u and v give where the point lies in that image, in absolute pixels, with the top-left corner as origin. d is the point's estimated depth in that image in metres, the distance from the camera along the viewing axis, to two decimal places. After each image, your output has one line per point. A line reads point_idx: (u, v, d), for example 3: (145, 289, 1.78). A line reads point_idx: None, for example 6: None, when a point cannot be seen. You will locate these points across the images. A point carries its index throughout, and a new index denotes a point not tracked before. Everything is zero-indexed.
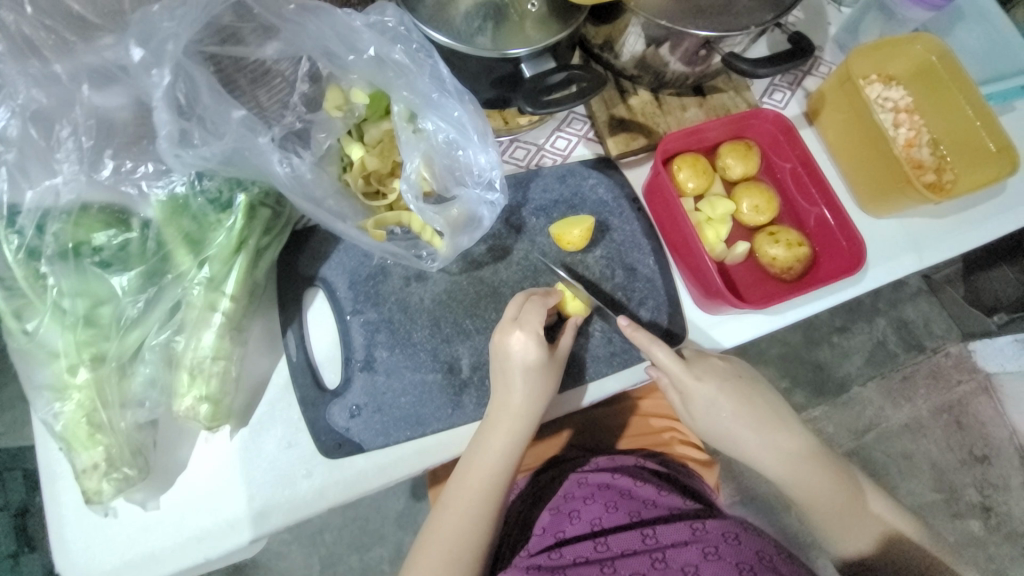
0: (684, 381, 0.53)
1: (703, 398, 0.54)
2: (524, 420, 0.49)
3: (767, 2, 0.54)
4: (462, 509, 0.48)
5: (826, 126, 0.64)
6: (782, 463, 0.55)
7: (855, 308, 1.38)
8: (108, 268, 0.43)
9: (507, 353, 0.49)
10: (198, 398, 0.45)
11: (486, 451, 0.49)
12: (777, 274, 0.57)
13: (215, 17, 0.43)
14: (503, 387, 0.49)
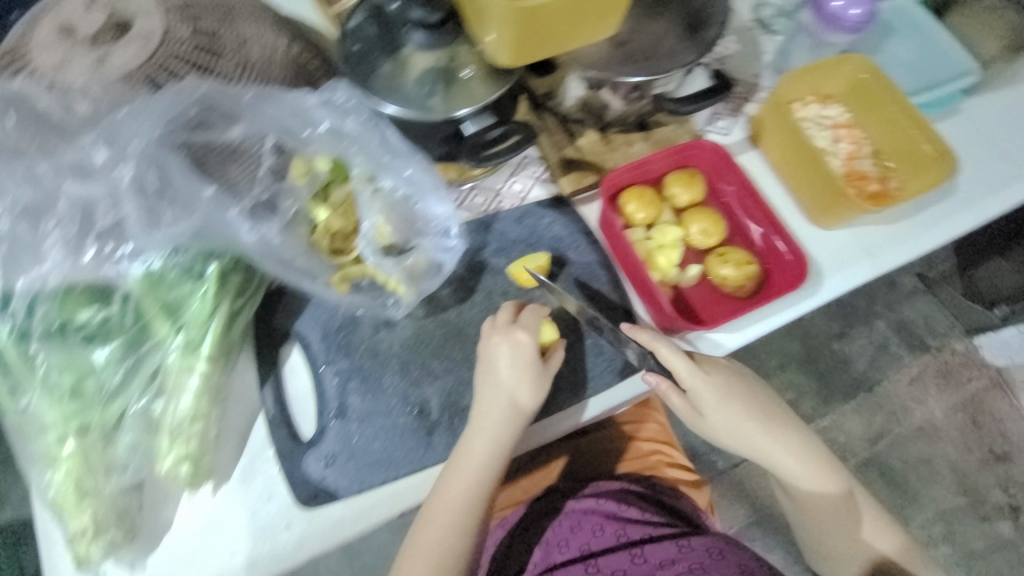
0: (698, 386, 0.56)
1: (714, 398, 0.57)
2: (498, 422, 0.51)
3: (690, 45, 0.59)
4: (451, 506, 0.50)
5: (770, 147, 0.67)
6: (788, 463, 0.60)
7: (852, 313, 1.37)
8: (91, 342, 0.47)
9: (495, 361, 0.52)
10: (178, 458, 0.47)
11: (466, 453, 0.50)
12: (730, 292, 0.60)
13: (182, 112, 0.47)
14: (491, 395, 0.52)
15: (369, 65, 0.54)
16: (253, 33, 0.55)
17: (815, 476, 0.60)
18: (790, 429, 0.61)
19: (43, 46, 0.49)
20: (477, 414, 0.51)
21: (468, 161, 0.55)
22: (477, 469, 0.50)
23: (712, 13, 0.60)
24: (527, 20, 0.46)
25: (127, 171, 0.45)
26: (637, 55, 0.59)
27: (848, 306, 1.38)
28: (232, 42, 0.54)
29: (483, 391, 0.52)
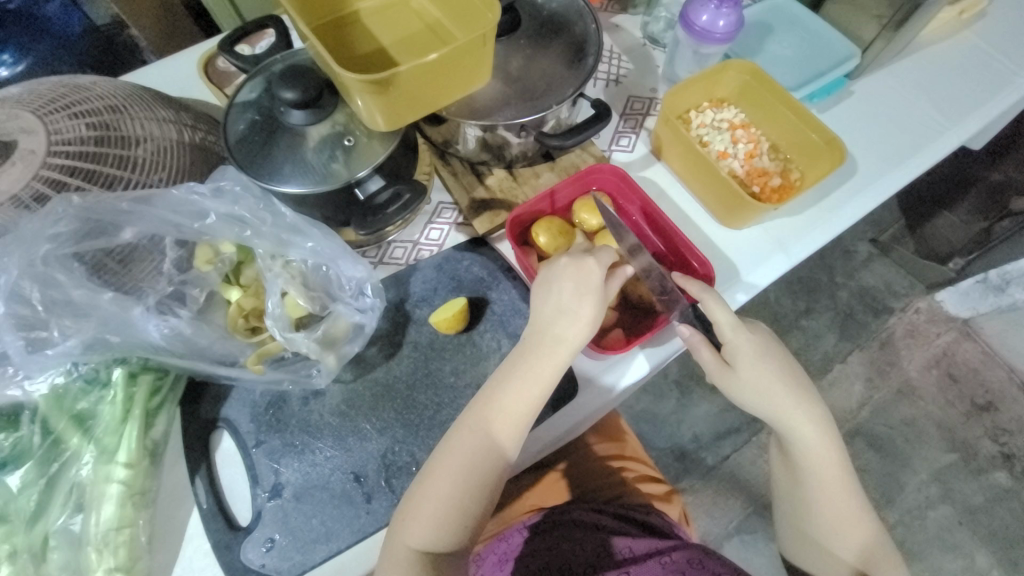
0: (732, 338, 0.55)
1: (745, 356, 0.55)
2: (542, 363, 0.51)
3: (571, 76, 0.61)
4: (484, 441, 0.49)
5: (671, 157, 0.69)
6: (817, 455, 0.55)
7: (814, 287, 1.40)
8: (4, 468, 0.47)
9: (554, 286, 0.53)
10: (108, 571, 0.46)
11: (502, 403, 0.50)
12: (646, 308, 0.61)
13: (65, 225, 0.47)
14: (554, 322, 0.52)
15: (256, 144, 0.55)
16: (149, 127, 0.57)
17: (841, 476, 0.56)
18: (828, 418, 0.57)
19: None
20: (527, 350, 0.52)
21: (357, 228, 0.55)
22: (516, 413, 0.50)
23: (586, 43, 0.63)
24: (385, 91, 0.48)
25: (3, 300, 0.45)
26: (519, 96, 0.61)
27: (810, 281, 1.40)
28: (123, 141, 0.55)
29: (549, 318, 0.52)
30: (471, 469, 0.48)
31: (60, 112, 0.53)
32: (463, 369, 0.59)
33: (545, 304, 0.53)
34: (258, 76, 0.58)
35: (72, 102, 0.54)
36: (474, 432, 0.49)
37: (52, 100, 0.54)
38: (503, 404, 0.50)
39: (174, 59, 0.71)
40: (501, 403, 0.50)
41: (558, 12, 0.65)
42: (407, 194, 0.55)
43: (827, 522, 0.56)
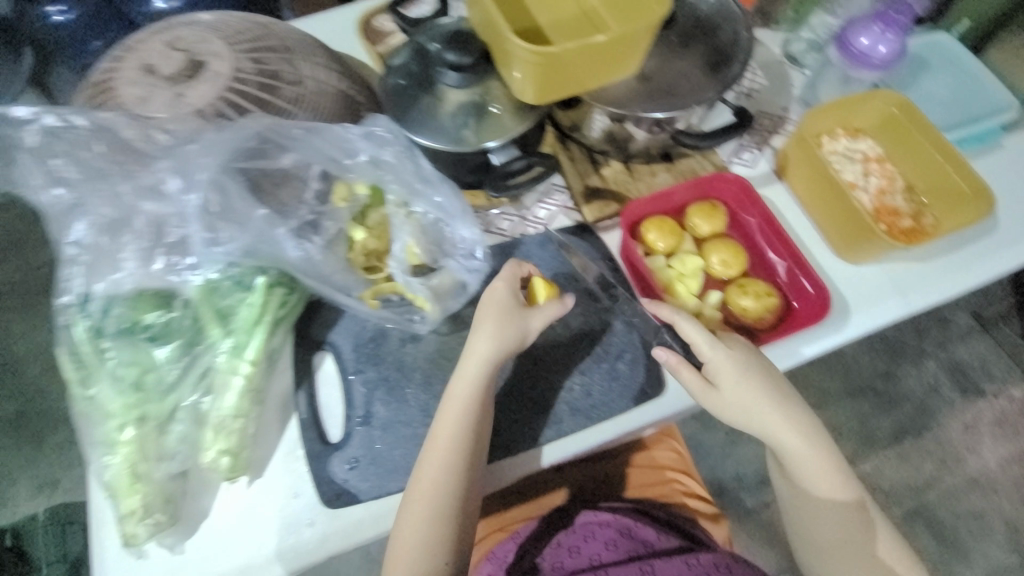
0: (711, 356, 0.55)
1: (727, 373, 0.55)
2: (474, 393, 0.53)
3: (714, 80, 0.60)
4: (438, 461, 0.51)
5: (796, 180, 0.67)
6: (807, 462, 0.56)
7: (899, 350, 1.30)
8: (154, 341, 0.51)
9: (489, 318, 0.55)
10: (221, 451, 0.52)
11: (449, 430, 0.52)
12: (751, 324, 0.60)
13: (243, 143, 0.53)
14: (476, 356, 0.54)
15: (404, 103, 0.59)
16: (312, 70, 0.62)
17: (834, 480, 0.56)
18: (812, 422, 0.57)
19: (131, 82, 0.56)
20: (457, 384, 0.54)
21: (490, 189, 0.59)
22: (457, 431, 0.51)
23: (737, 52, 0.62)
24: (550, 66, 0.50)
25: (195, 196, 0.52)
26: (659, 91, 0.61)
27: (896, 343, 1.31)
28: (292, 79, 0.61)
29: (470, 354, 0.54)
30: (445, 489, 0.50)
31: (248, 49, 0.60)
32: (553, 345, 0.60)
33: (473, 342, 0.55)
34: (409, 44, 0.62)
35: (257, 39, 0.62)
36: (435, 454, 0.51)
37: (241, 35, 0.61)
38: (449, 434, 0.51)
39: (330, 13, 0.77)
40: (447, 431, 0.52)
41: (707, 15, 0.65)
42: (541, 165, 0.59)
43: (827, 527, 0.56)
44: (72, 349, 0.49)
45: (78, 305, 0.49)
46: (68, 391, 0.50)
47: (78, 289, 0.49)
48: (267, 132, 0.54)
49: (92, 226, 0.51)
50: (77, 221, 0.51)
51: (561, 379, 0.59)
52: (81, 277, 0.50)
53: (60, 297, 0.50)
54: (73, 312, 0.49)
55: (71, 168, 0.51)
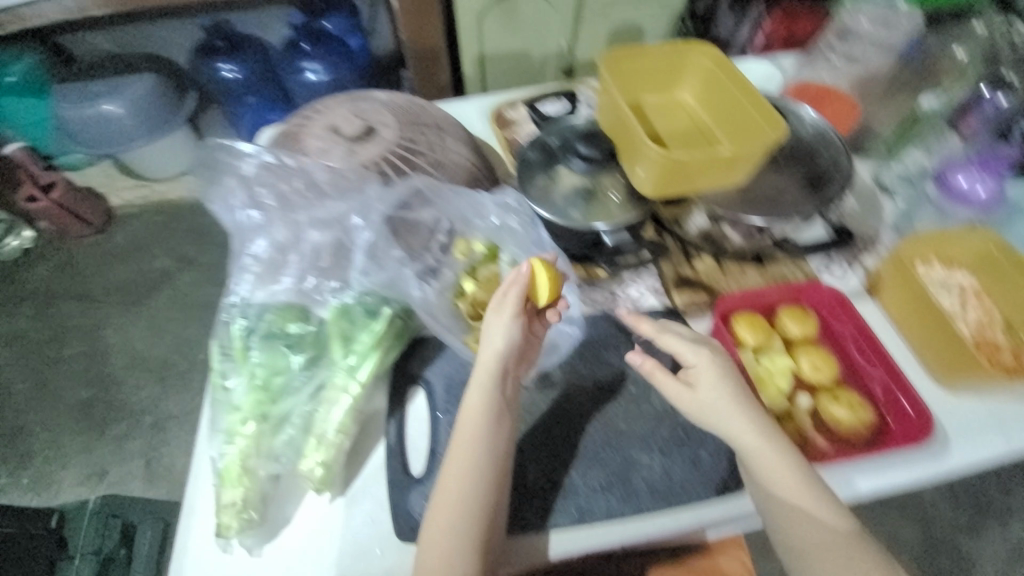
0: (694, 361, 0.57)
1: (705, 381, 0.56)
2: (485, 413, 0.55)
3: (812, 198, 0.65)
4: (458, 477, 0.53)
5: (890, 301, 0.70)
6: (793, 480, 0.53)
7: (987, 507, 1.16)
8: (290, 349, 0.58)
9: (498, 336, 0.56)
10: (318, 462, 0.55)
11: (469, 451, 0.54)
12: (844, 435, 0.59)
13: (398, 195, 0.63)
14: (485, 377, 0.56)
15: (530, 180, 0.68)
16: (454, 143, 0.73)
17: (820, 501, 0.53)
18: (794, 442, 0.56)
19: (315, 135, 0.67)
20: (466, 407, 0.55)
21: (604, 263, 0.69)
22: (474, 443, 0.54)
23: (838, 174, 0.67)
24: (674, 168, 0.57)
25: (359, 232, 0.61)
26: (762, 200, 0.66)
27: (982, 498, 1.17)
28: (437, 148, 0.70)
29: (477, 375, 0.56)
30: (469, 514, 0.51)
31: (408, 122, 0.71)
32: (637, 419, 0.61)
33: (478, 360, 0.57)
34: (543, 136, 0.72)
35: (418, 115, 0.73)
36: (456, 479, 0.53)
37: (404, 109, 0.73)
38: (468, 457, 0.53)
39: (464, 102, 0.90)
40: (466, 454, 0.53)
41: (808, 139, 0.71)
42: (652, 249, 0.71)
43: (825, 558, 0.52)
44: (226, 344, 0.58)
45: (239, 309, 0.58)
46: (210, 382, 0.57)
47: (243, 296, 0.59)
48: (426, 189, 0.64)
49: (267, 244, 0.60)
50: (256, 236, 0.61)
51: (641, 456, 0.59)
52: (246, 285, 0.59)
53: (227, 296, 0.59)
54: (234, 314, 0.58)
55: (268, 197, 0.62)
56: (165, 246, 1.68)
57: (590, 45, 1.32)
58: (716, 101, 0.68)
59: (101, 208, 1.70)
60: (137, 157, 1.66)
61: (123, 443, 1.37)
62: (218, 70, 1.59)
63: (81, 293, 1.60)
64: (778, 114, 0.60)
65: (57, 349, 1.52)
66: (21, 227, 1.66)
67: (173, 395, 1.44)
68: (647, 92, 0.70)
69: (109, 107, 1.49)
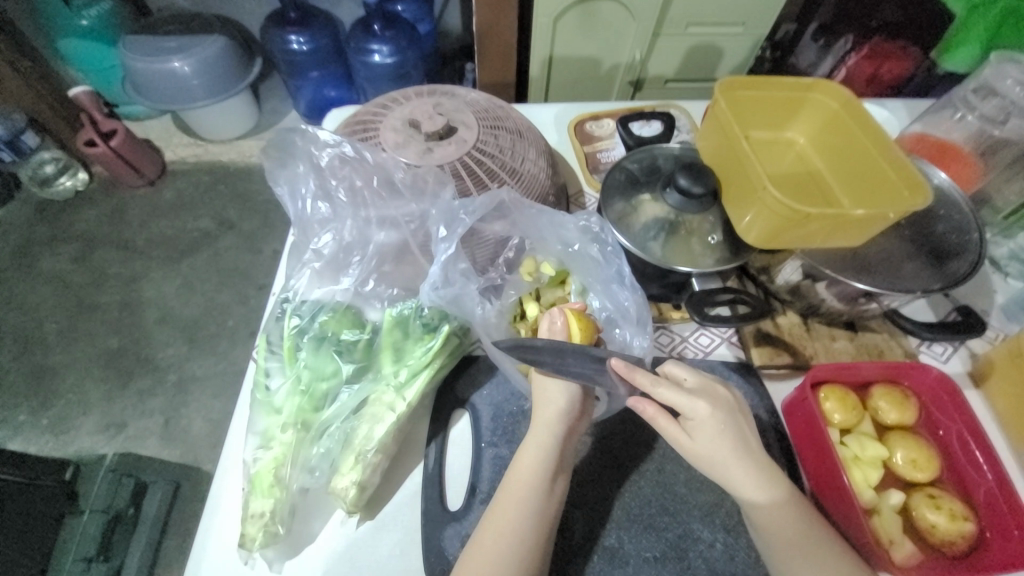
0: (688, 409, 0.49)
1: (701, 435, 0.49)
2: (540, 470, 0.49)
3: (932, 272, 0.58)
4: (500, 530, 0.47)
5: (996, 394, 0.61)
6: (799, 549, 0.47)
7: None
8: (340, 355, 0.54)
9: (559, 392, 0.52)
10: (352, 482, 0.50)
11: (511, 502, 0.48)
12: (940, 545, 0.51)
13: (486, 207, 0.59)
14: (545, 431, 0.51)
15: (612, 203, 0.62)
16: (535, 152, 0.67)
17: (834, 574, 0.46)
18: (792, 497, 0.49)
19: (392, 129, 0.62)
20: (522, 455, 0.51)
21: (693, 314, 0.56)
22: (525, 494, 0.48)
23: (964, 243, 0.59)
24: (792, 218, 0.51)
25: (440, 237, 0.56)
26: (875, 266, 0.59)
27: None
28: (514, 156, 0.65)
29: (536, 430, 0.52)
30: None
31: (489, 125, 0.65)
32: (700, 487, 0.55)
33: (536, 415, 0.53)
34: (643, 152, 0.66)
35: (499, 117, 0.67)
36: (497, 533, 0.47)
37: (486, 110, 0.67)
38: (514, 511, 0.48)
39: (543, 106, 0.85)
40: (512, 507, 0.48)
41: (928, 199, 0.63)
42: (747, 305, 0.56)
43: None
44: (277, 342, 0.55)
45: (294, 306, 0.56)
46: (253, 380, 0.54)
47: (302, 294, 0.57)
48: (508, 201, 0.59)
49: (333, 239, 0.57)
50: (322, 230, 0.58)
51: (701, 530, 0.53)
52: (303, 281, 0.57)
53: (284, 290, 0.57)
54: (289, 312, 0.56)
55: (339, 190, 0.58)
56: (209, 207, 1.68)
57: (670, 60, 1.25)
58: (835, 146, 0.61)
59: (156, 161, 1.69)
60: (197, 116, 1.66)
61: (144, 398, 1.38)
62: (288, 42, 1.58)
63: (124, 243, 1.61)
64: (916, 172, 0.53)
65: (94, 295, 1.53)
66: (77, 168, 1.66)
67: (198, 358, 1.43)
68: (756, 127, 0.63)
69: (178, 64, 1.48)
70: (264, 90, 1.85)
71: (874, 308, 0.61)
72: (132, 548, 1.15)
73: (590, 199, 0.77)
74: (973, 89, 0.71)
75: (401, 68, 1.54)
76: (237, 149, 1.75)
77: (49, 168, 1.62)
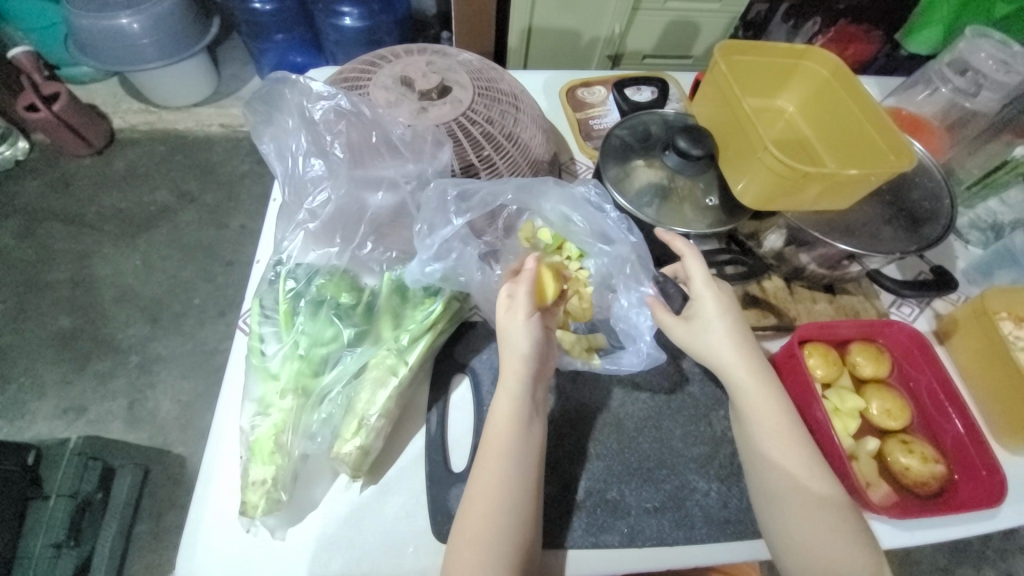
0: (700, 293, 0.55)
1: (705, 317, 0.55)
2: (517, 420, 0.49)
3: (909, 236, 0.61)
4: (491, 487, 0.47)
5: (959, 350, 0.66)
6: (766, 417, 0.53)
7: (960, 548, 1.19)
8: (339, 319, 0.53)
9: (521, 336, 0.51)
10: (355, 446, 0.49)
11: (502, 455, 0.48)
12: (912, 486, 0.56)
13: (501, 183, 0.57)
14: (515, 383, 0.50)
15: (606, 166, 0.62)
16: (527, 115, 0.66)
17: (841, 534, 0.48)
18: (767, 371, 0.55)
19: (383, 87, 0.58)
20: (495, 408, 0.50)
21: (694, 275, 0.57)
22: (511, 448, 0.48)
23: (936, 210, 0.63)
24: (790, 177, 0.52)
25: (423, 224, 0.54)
26: (857, 230, 0.61)
27: (959, 542, 1.19)
28: (512, 120, 0.63)
29: (506, 381, 0.51)
30: (504, 528, 0.46)
31: (483, 86, 0.63)
32: (695, 441, 0.57)
33: (503, 366, 0.51)
34: (636, 117, 0.66)
35: (494, 80, 0.65)
36: (486, 489, 0.47)
37: (480, 72, 0.65)
38: (501, 463, 0.48)
39: (532, 71, 0.83)
40: (497, 458, 0.48)
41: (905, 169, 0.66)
42: None
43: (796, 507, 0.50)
44: (273, 307, 0.54)
45: (288, 270, 0.54)
46: (248, 348, 0.53)
47: (294, 259, 0.55)
48: (511, 191, 0.57)
49: (328, 200, 0.54)
50: (316, 189, 0.55)
51: (697, 481, 0.55)
52: (297, 243, 0.55)
53: (276, 253, 0.55)
54: (282, 277, 0.54)
55: (335, 147, 0.55)
56: (167, 178, 1.57)
57: (650, 34, 1.24)
58: (823, 114, 0.63)
59: (103, 128, 1.57)
60: (147, 79, 1.53)
61: (105, 380, 1.30)
62: (250, 1, 1.47)
63: (73, 216, 1.49)
64: (902, 138, 0.55)
65: (40, 272, 1.41)
66: (16, 136, 1.52)
67: (163, 338, 1.36)
68: (751, 94, 0.65)
69: (126, 21, 1.35)
70: (222, 54, 1.72)
71: (854, 270, 0.64)
72: (104, 534, 1.09)
73: (582, 167, 0.77)
74: (947, 63, 0.74)
75: (373, 34, 1.47)
76: (195, 117, 1.63)
77: None
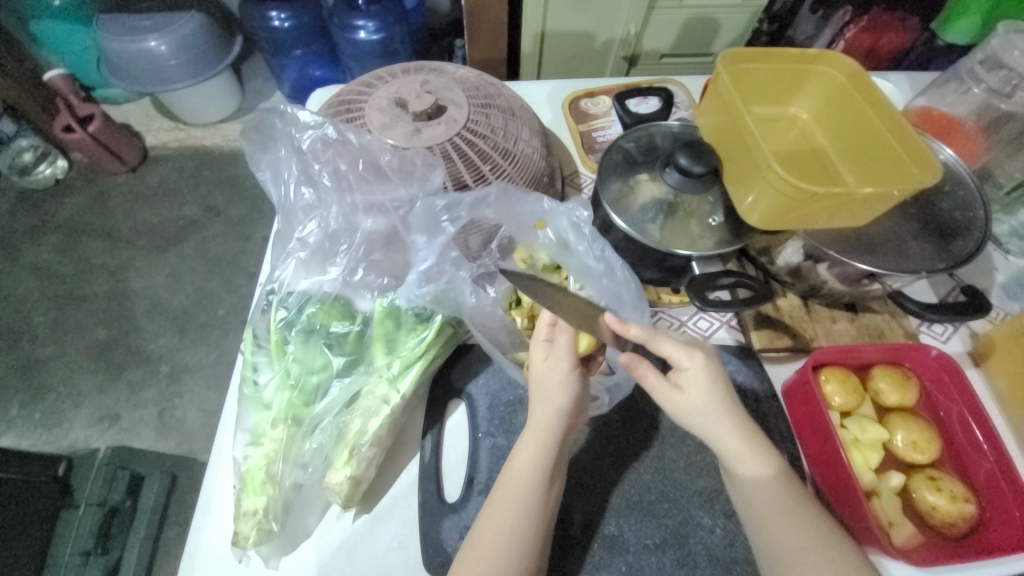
0: (684, 361, 0.49)
1: (694, 388, 0.48)
2: (537, 472, 0.48)
3: (939, 252, 0.56)
4: (496, 528, 0.46)
5: (998, 373, 0.61)
6: (778, 503, 0.47)
7: None
8: (330, 348, 0.53)
9: (560, 390, 0.50)
10: (346, 477, 0.49)
11: (514, 501, 0.47)
12: (939, 526, 0.51)
13: (484, 193, 0.55)
14: (544, 434, 0.49)
15: (607, 182, 0.60)
16: (525, 135, 0.63)
17: None
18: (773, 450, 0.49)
19: (377, 109, 0.58)
20: (518, 453, 0.49)
21: (693, 298, 0.54)
22: (526, 495, 0.47)
23: (970, 220, 0.58)
24: (798, 197, 0.49)
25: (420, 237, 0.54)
26: (880, 247, 0.57)
27: None
28: (508, 136, 0.61)
29: (534, 429, 0.49)
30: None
31: (480, 104, 0.62)
32: (701, 473, 0.54)
33: (533, 411, 0.50)
34: (640, 131, 0.63)
35: (488, 97, 0.63)
36: (494, 531, 0.46)
37: (477, 89, 0.63)
38: (516, 510, 0.46)
39: (536, 83, 0.82)
40: (510, 504, 0.47)
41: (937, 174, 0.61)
42: (751, 289, 0.54)
43: None
44: (264, 337, 0.54)
45: (279, 299, 0.55)
46: (240, 378, 0.54)
47: (287, 287, 0.55)
48: (497, 198, 0.55)
49: (319, 230, 0.55)
50: (306, 218, 0.55)
51: (701, 516, 0.52)
52: (288, 271, 0.55)
53: (269, 281, 0.56)
54: (273, 305, 0.55)
55: (324, 175, 0.56)
56: (194, 193, 1.63)
57: (666, 34, 1.20)
58: (839, 121, 0.59)
59: (137, 147, 1.64)
60: (175, 99, 1.59)
61: (137, 389, 1.36)
62: (269, 19, 1.51)
63: (109, 231, 1.57)
64: (926, 148, 0.51)
65: (80, 286, 1.49)
66: (55, 156, 1.60)
67: (190, 348, 1.41)
68: (760, 102, 0.61)
69: (153, 43, 1.41)
70: (246, 71, 1.77)
71: (877, 289, 0.60)
72: (131, 540, 1.14)
73: (586, 181, 0.74)
74: (980, 60, 0.69)
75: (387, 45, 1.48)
76: (221, 133, 1.69)
77: (26, 156, 1.56)
